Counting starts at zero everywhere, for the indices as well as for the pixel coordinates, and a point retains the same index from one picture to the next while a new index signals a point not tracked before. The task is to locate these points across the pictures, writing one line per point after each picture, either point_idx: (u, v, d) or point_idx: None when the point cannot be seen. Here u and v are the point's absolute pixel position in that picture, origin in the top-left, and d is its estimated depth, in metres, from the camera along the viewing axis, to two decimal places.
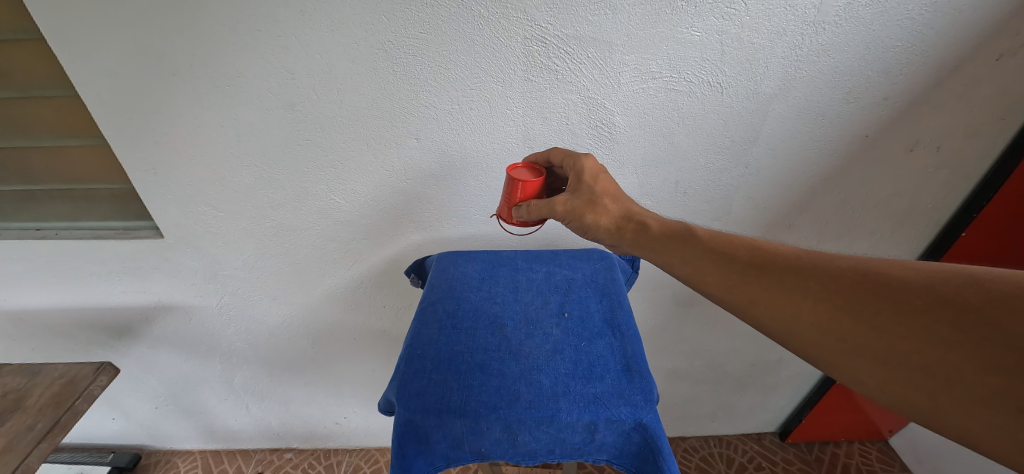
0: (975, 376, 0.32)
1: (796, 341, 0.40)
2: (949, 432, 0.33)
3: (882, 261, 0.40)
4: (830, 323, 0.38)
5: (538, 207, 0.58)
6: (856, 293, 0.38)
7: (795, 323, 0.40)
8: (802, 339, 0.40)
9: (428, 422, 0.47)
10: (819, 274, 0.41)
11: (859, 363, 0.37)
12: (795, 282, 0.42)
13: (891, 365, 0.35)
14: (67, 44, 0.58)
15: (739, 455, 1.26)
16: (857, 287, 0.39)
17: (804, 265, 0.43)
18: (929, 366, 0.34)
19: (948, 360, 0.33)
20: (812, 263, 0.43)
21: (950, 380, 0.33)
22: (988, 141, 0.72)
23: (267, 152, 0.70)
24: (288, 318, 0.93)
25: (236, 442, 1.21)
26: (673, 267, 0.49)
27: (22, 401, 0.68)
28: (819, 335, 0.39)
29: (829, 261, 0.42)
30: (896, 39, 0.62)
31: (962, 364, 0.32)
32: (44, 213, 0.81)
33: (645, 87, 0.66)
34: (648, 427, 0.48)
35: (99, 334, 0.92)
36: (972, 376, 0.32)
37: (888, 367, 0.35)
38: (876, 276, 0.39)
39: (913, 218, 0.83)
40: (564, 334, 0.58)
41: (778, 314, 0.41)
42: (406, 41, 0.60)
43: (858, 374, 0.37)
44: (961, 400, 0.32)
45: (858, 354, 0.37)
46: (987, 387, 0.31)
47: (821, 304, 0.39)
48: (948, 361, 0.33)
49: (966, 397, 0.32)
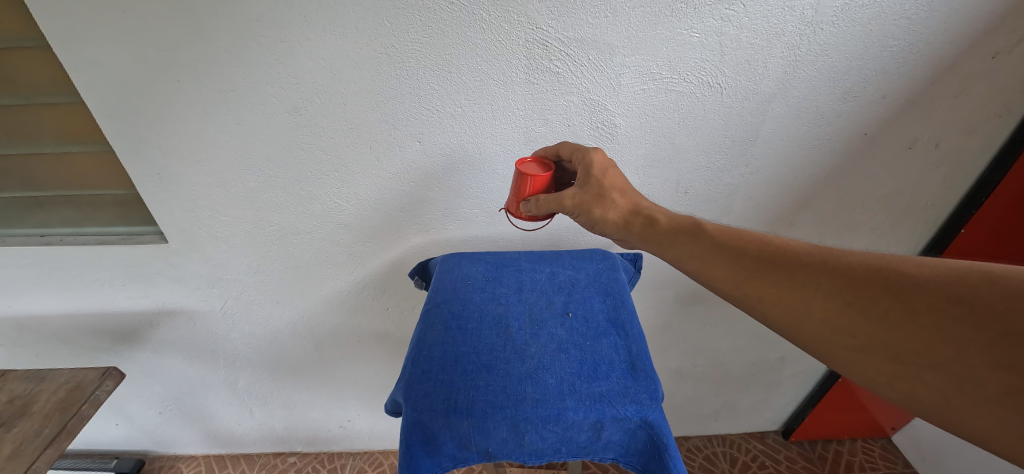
0: (989, 375, 0.32)
1: (804, 337, 0.41)
2: (960, 431, 0.34)
3: (893, 259, 0.41)
4: (839, 319, 0.39)
5: (546, 202, 0.58)
6: (866, 290, 0.39)
7: (804, 319, 0.41)
8: (810, 335, 0.41)
9: (436, 422, 0.48)
10: (828, 270, 0.42)
11: (868, 360, 0.37)
12: (804, 278, 0.42)
13: (901, 363, 0.36)
14: (70, 50, 0.58)
15: (742, 454, 1.26)
16: (867, 283, 0.39)
17: (814, 261, 0.43)
18: (941, 365, 0.34)
19: (959, 357, 0.33)
20: (821, 260, 0.43)
21: (961, 379, 0.33)
22: (986, 137, 0.72)
23: (271, 157, 0.70)
24: (291, 322, 0.94)
25: (239, 447, 1.21)
26: (683, 264, 0.50)
27: (28, 406, 0.68)
28: (828, 332, 0.40)
29: (839, 258, 0.43)
30: (893, 38, 0.63)
31: (974, 363, 0.33)
32: (48, 219, 0.81)
33: (645, 88, 0.66)
34: (653, 424, 0.48)
35: (103, 340, 0.92)
36: (984, 374, 0.32)
37: (898, 364, 0.36)
38: (886, 273, 0.39)
39: (913, 215, 0.83)
40: (569, 333, 0.58)
41: (787, 310, 0.42)
42: (409, 46, 0.61)
43: (867, 371, 0.38)
44: (973, 399, 0.32)
45: (866, 351, 0.38)
46: (1000, 387, 0.31)
47: (831, 301, 0.40)
48: (960, 360, 0.34)
49: (977, 395, 0.32)
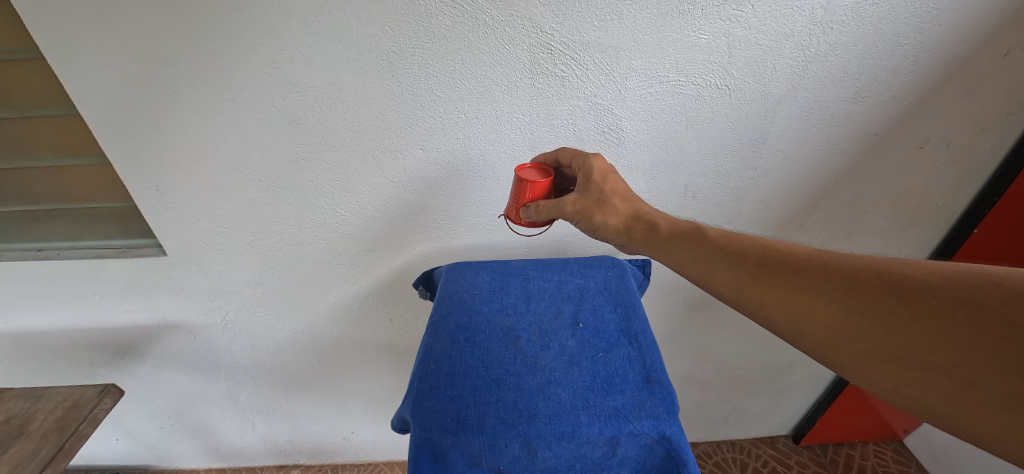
0: (993, 378, 0.31)
1: (807, 342, 0.40)
2: (966, 435, 0.32)
3: (895, 261, 0.39)
4: (843, 324, 0.38)
5: (546, 207, 0.57)
6: (869, 293, 0.37)
7: (807, 325, 0.39)
8: (814, 340, 0.39)
9: (445, 441, 0.45)
10: (830, 274, 0.40)
11: (874, 366, 0.36)
12: (806, 283, 0.41)
13: (907, 367, 0.35)
14: (65, 62, 0.57)
15: (752, 460, 1.24)
16: (870, 287, 0.38)
17: (816, 265, 0.42)
18: (943, 368, 0.33)
19: (963, 359, 0.32)
20: (822, 262, 0.42)
21: (965, 381, 0.32)
22: (997, 136, 0.71)
23: (272, 167, 0.69)
24: (293, 334, 0.92)
25: (241, 460, 1.19)
26: (684, 268, 0.48)
27: (24, 427, 0.66)
28: (831, 336, 0.38)
29: (840, 261, 0.41)
30: (904, 37, 0.62)
31: (977, 365, 0.32)
32: (45, 233, 0.79)
33: (652, 91, 0.65)
34: (671, 439, 0.46)
35: (101, 355, 0.91)
36: (990, 376, 0.31)
37: (903, 368, 0.35)
38: (890, 276, 0.38)
39: (924, 216, 0.82)
40: (580, 345, 0.57)
41: (790, 316, 0.40)
42: (411, 52, 0.59)
43: (872, 375, 0.36)
44: (978, 403, 0.31)
45: (872, 354, 0.36)
46: (1004, 390, 0.30)
47: (833, 305, 0.38)
48: (964, 362, 0.32)
49: (981, 399, 0.31)
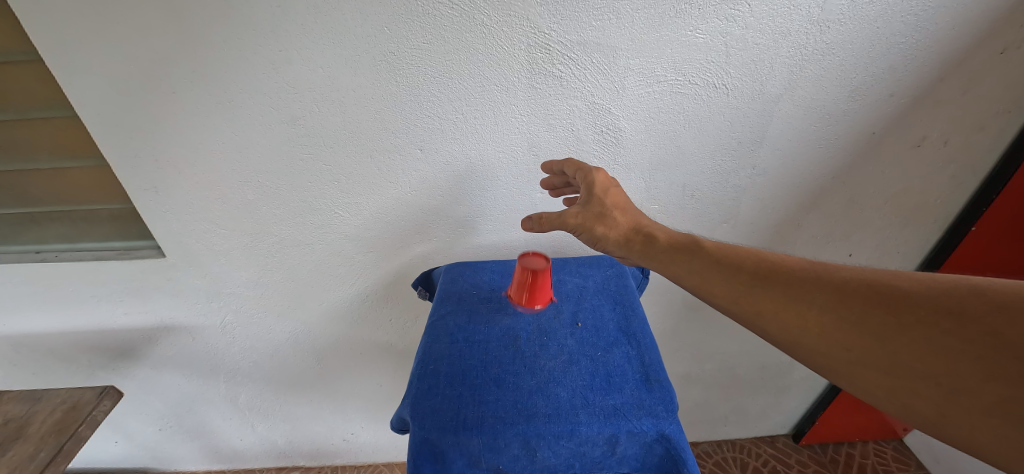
0: (980, 385, 0.31)
1: (801, 350, 0.40)
2: (957, 443, 0.32)
3: (885, 273, 0.39)
4: (836, 334, 0.37)
5: (549, 218, 0.55)
6: (861, 302, 0.38)
7: (801, 335, 0.39)
8: (808, 349, 0.39)
9: (445, 440, 0.45)
10: (823, 284, 0.40)
11: (865, 374, 0.36)
12: (801, 293, 0.40)
13: (896, 375, 0.35)
14: (63, 63, 0.57)
15: (752, 459, 1.24)
16: (862, 297, 0.38)
17: (810, 275, 0.42)
18: (932, 376, 0.33)
19: (950, 367, 0.32)
20: (815, 274, 0.42)
21: (954, 389, 0.32)
22: (993, 134, 0.72)
23: (271, 168, 0.69)
24: (293, 335, 0.92)
25: (240, 462, 1.19)
26: (682, 279, 0.48)
27: (23, 429, 0.66)
28: (824, 344, 0.38)
29: (833, 272, 0.41)
30: (901, 35, 0.62)
31: (965, 373, 0.32)
32: (43, 235, 0.79)
33: (650, 90, 0.65)
34: (670, 438, 0.46)
35: (100, 356, 0.90)
36: (978, 384, 0.31)
37: (894, 377, 0.35)
38: (879, 287, 0.38)
39: (922, 214, 0.82)
40: (579, 344, 0.57)
41: (786, 325, 0.40)
42: (409, 52, 0.60)
43: (864, 383, 0.36)
44: (966, 409, 0.31)
45: (863, 363, 0.36)
46: (993, 397, 0.30)
47: (825, 315, 0.38)
48: (952, 370, 0.32)
49: (969, 405, 0.31)
